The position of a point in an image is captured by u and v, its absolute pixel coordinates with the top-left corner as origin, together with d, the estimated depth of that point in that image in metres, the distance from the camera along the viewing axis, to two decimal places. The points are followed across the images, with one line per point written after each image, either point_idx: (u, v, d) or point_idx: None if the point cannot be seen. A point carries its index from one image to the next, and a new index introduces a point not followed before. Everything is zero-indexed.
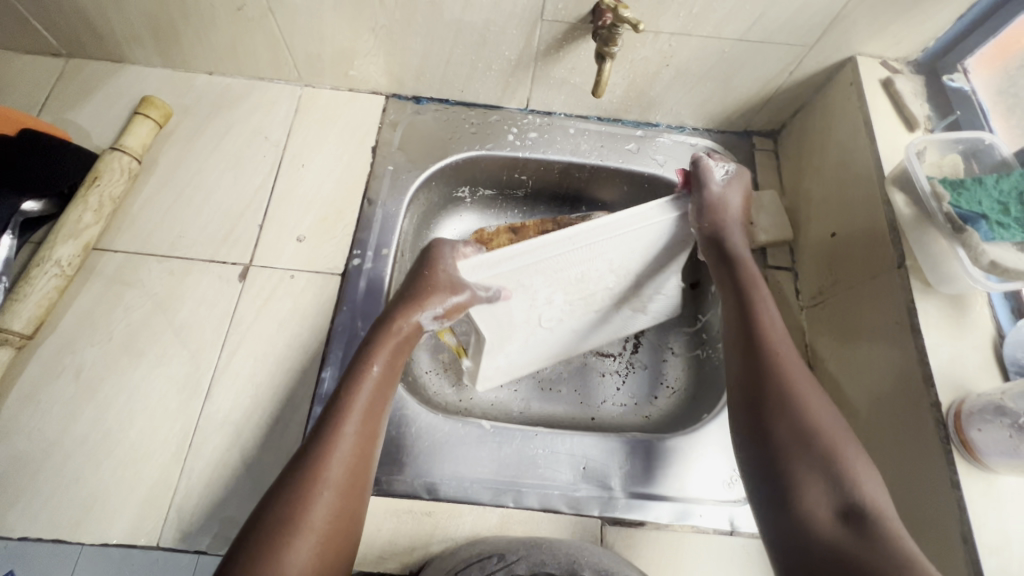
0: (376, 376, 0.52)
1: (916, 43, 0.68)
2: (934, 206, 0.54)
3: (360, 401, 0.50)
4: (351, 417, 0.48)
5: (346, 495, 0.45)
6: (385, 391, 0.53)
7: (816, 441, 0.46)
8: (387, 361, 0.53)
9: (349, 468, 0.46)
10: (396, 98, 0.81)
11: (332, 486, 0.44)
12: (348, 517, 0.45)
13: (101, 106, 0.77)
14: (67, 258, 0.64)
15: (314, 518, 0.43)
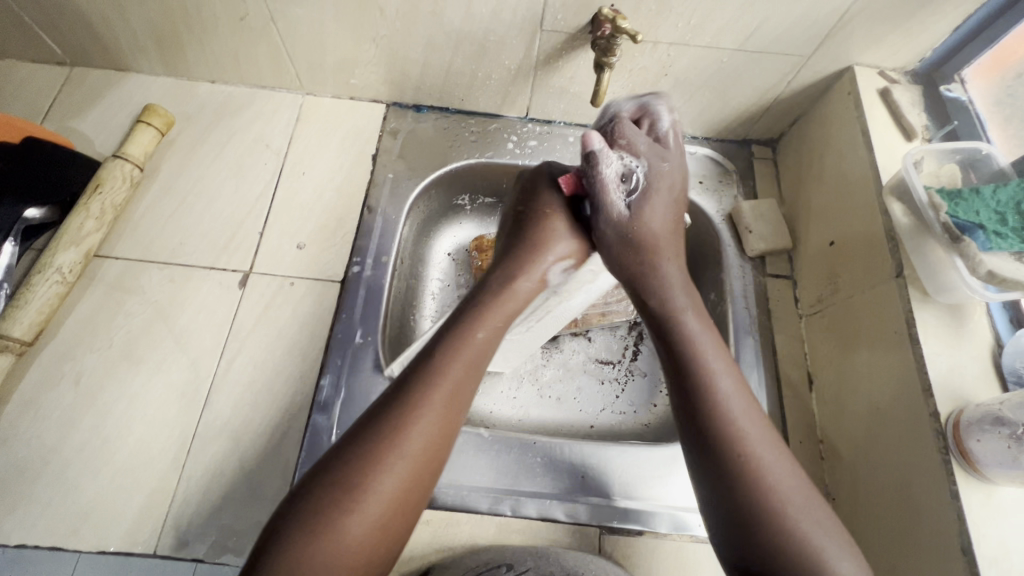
0: (477, 341, 0.47)
1: (913, 53, 0.68)
2: (932, 216, 0.54)
3: (455, 369, 0.44)
4: (442, 385, 0.43)
5: (418, 473, 0.40)
6: (480, 364, 0.47)
7: (755, 495, 0.41)
8: (492, 327, 0.48)
9: (427, 443, 0.41)
10: (397, 106, 0.81)
11: (406, 461, 0.40)
12: (413, 498, 0.40)
13: (104, 114, 0.77)
14: (68, 265, 0.65)
15: (380, 490, 0.39)
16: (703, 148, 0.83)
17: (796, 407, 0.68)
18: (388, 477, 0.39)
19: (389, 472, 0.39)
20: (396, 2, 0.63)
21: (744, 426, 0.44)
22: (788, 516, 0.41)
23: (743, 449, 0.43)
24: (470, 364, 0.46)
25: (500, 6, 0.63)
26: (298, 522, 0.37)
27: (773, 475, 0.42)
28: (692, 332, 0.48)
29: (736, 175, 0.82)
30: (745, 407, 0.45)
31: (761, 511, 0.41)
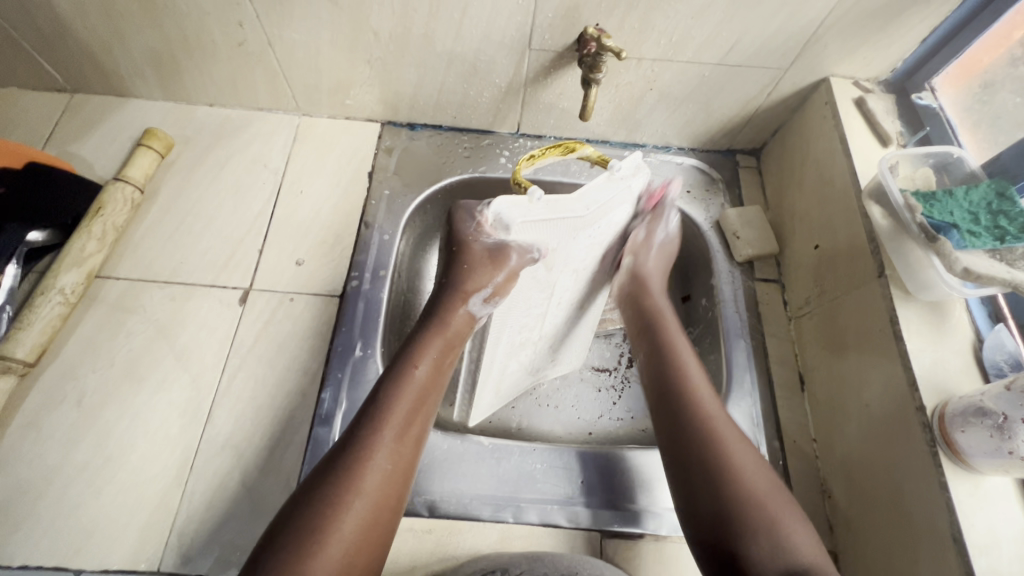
0: (420, 378, 0.52)
1: (885, 64, 0.72)
2: (908, 217, 0.56)
3: (403, 404, 0.50)
4: (391, 424, 0.49)
5: (380, 501, 0.46)
6: (427, 395, 0.52)
7: (697, 428, 0.53)
8: (433, 363, 0.53)
9: (386, 475, 0.47)
10: (391, 125, 0.83)
11: (368, 495, 0.45)
12: (381, 525, 0.45)
13: (104, 139, 0.79)
14: (71, 286, 0.65)
15: (349, 525, 0.43)
16: (689, 158, 0.86)
17: (789, 408, 0.69)
18: (356, 510, 0.44)
19: (357, 502, 0.44)
20: (389, 24, 0.66)
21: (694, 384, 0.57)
22: (744, 473, 0.49)
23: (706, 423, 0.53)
24: (417, 399, 0.51)
25: (489, 28, 0.66)
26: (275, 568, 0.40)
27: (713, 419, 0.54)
28: (672, 338, 0.62)
29: (722, 184, 0.85)
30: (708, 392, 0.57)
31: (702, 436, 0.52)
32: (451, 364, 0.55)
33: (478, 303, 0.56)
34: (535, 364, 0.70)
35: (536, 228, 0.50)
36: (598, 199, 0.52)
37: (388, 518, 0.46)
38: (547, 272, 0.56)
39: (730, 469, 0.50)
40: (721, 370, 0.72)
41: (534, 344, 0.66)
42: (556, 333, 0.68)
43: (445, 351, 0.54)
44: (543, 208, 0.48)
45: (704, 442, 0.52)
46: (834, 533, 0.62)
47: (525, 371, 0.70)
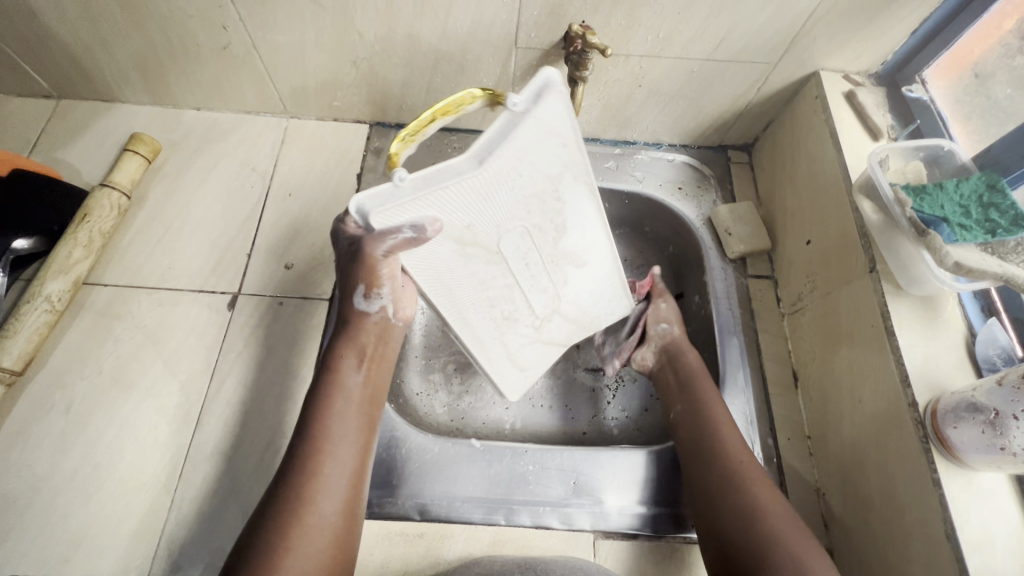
0: (351, 390, 0.56)
1: (876, 57, 0.71)
2: (898, 211, 0.56)
3: (337, 421, 0.53)
4: (328, 445, 0.52)
5: (335, 522, 0.49)
6: (363, 406, 0.56)
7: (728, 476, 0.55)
8: (359, 369, 0.57)
9: (335, 497, 0.50)
10: (380, 126, 0.83)
11: (319, 521, 0.48)
12: (341, 544, 0.49)
13: (91, 144, 0.78)
14: (57, 293, 0.65)
15: (311, 549, 0.47)
16: (681, 154, 0.85)
17: (783, 404, 0.69)
18: (314, 537, 0.47)
19: (312, 531, 0.47)
20: (374, 24, 0.65)
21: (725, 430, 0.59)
22: (787, 531, 0.50)
23: (744, 480, 0.54)
24: (358, 423, 0.55)
25: (475, 26, 0.65)
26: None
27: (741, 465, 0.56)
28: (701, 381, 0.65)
29: (714, 180, 0.84)
30: (742, 443, 0.58)
31: (733, 485, 0.54)
32: (383, 359, 0.59)
33: (370, 303, 0.56)
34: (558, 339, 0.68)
35: (417, 210, 0.46)
36: (490, 151, 0.46)
37: (347, 534, 0.50)
38: (477, 249, 0.54)
39: (765, 523, 0.50)
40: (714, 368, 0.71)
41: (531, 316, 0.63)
42: (555, 299, 0.64)
43: (364, 355, 0.58)
44: (400, 191, 0.44)
45: (741, 500, 0.53)
46: (829, 529, 0.61)
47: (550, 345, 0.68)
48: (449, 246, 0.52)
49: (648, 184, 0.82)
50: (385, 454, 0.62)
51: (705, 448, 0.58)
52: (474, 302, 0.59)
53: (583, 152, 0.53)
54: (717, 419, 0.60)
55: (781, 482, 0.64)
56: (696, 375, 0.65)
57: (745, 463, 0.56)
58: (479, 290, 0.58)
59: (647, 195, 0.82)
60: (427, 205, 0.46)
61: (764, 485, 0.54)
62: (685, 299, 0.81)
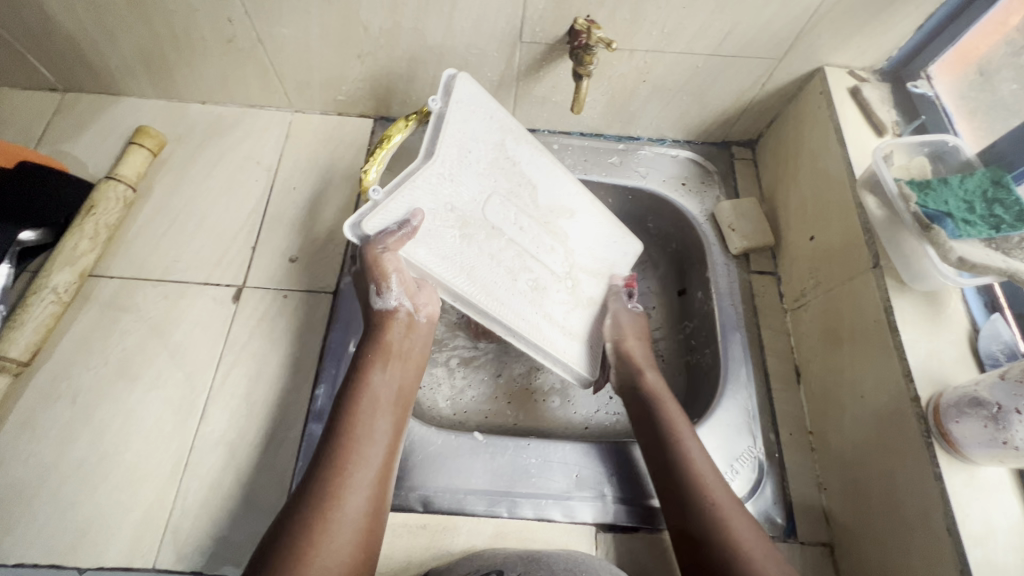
0: (378, 394, 0.56)
1: (881, 53, 0.71)
2: (901, 207, 0.56)
3: (363, 426, 0.53)
4: (354, 450, 0.51)
5: (361, 520, 0.49)
6: (390, 410, 0.56)
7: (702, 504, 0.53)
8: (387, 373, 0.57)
9: (363, 495, 0.50)
10: (384, 120, 0.83)
11: (349, 528, 0.48)
12: (367, 543, 0.49)
13: (97, 137, 0.79)
14: (63, 284, 0.65)
15: (338, 543, 0.46)
16: (684, 150, 0.85)
17: (785, 400, 0.69)
18: (342, 533, 0.47)
19: (339, 527, 0.47)
20: (379, 18, 0.65)
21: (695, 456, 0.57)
22: (765, 565, 0.48)
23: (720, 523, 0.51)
24: (388, 424, 0.55)
25: (479, 21, 0.65)
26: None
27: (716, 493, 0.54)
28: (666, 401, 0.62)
29: (718, 176, 0.84)
30: (714, 473, 0.56)
31: (710, 514, 0.52)
32: (410, 364, 0.59)
33: (388, 298, 0.58)
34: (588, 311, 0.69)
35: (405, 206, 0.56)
36: (446, 146, 0.59)
37: (371, 532, 0.49)
38: (473, 224, 0.61)
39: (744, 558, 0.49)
40: (716, 363, 0.72)
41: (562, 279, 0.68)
42: (567, 258, 0.69)
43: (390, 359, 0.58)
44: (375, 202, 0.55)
45: (716, 531, 0.51)
46: (831, 524, 0.62)
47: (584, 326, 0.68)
48: (448, 228, 0.59)
49: (652, 179, 0.83)
50: None
51: (676, 476, 0.56)
52: (501, 271, 0.62)
53: (513, 121, 0.65)
54: (689, 458, 0.56)
55: (782, 477, 0.64)
56: (663, 403, 0.62)
57: (719, 503, 0.53)
58: (498, 263, 0.62)
59: (650, 191, 0.82)
60: (410, 200, 0.56)
61: (740, 515, 0.52)
62: (688, 295, 0.81)
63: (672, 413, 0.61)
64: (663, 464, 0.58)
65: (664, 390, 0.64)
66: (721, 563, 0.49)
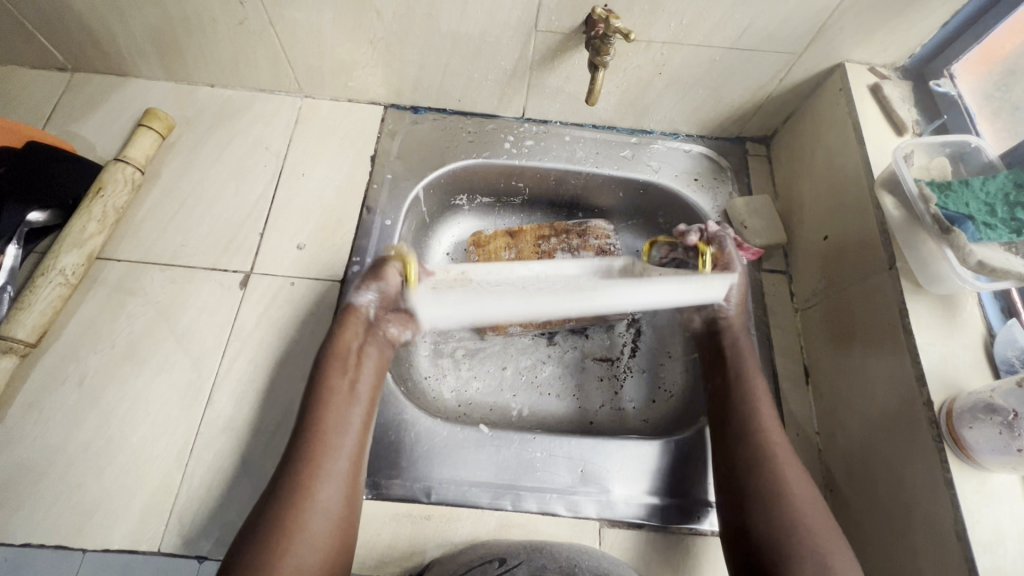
0: (341, 391, 0.57)
1: (904, 50, 0.69)
2: (921, 208, 0.55)
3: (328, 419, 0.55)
4: (322, 444, 0.53)
5: (334, 512, 0.50)
6: (357, 402, 0.57)
7: (756, 454, 0.56)
8: (351, 370, 0.59)
9: (334, 489, 0.51)
10: (394, 107, 0.82)
11: (320, 517, 0.49)
12: (342, 532, 0.51)
13: (105, 119, 0.78)
14: (71, 266, 0.65)
15: (314, 534, 0.49)
16: (698, 145, 0.84)
17: (793, 400, 0.68)
18: (315, 525, 0.49)
19: (313, 520, 0.49)
20: (392, 3, 0.64)
21: (762, 408, 0.59)
22: (812, 521, 0.51)
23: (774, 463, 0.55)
24: (358, 417, 0.56)
25: (494, 8, 0.64)
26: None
27: (777, 447, 0.56)
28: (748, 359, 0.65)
29: (731, 172, 0.83)
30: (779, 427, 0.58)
31: (768, 464, 0.55)
32: (372, 361, 0.61)
33: (364, 296, 0.64)
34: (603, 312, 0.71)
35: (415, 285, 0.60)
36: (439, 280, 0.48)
37: (347, 522, 0.51)
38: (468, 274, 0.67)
39: (793, 509, 0.52)
40: None
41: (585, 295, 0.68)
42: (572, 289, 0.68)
43: (354, 359, 0.60)
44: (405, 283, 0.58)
45: (771, 481, 0.54)
46: None
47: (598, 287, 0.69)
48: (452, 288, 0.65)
49: (664, 174, 0.82)
50: (393, 436, 0.63)
51: (742, 424, 0.59)
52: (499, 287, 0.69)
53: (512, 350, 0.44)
54: (758, 404, 0.60)
55: None
56: (743, 355, 0.65)
57: (779, 447, 0.56)
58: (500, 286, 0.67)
59: (662, 185, 0.81)
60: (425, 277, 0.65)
61: (796, 468, 0.55)
62: None
63: (746, 363, 0.64)
64: (729, 416, 0.60)
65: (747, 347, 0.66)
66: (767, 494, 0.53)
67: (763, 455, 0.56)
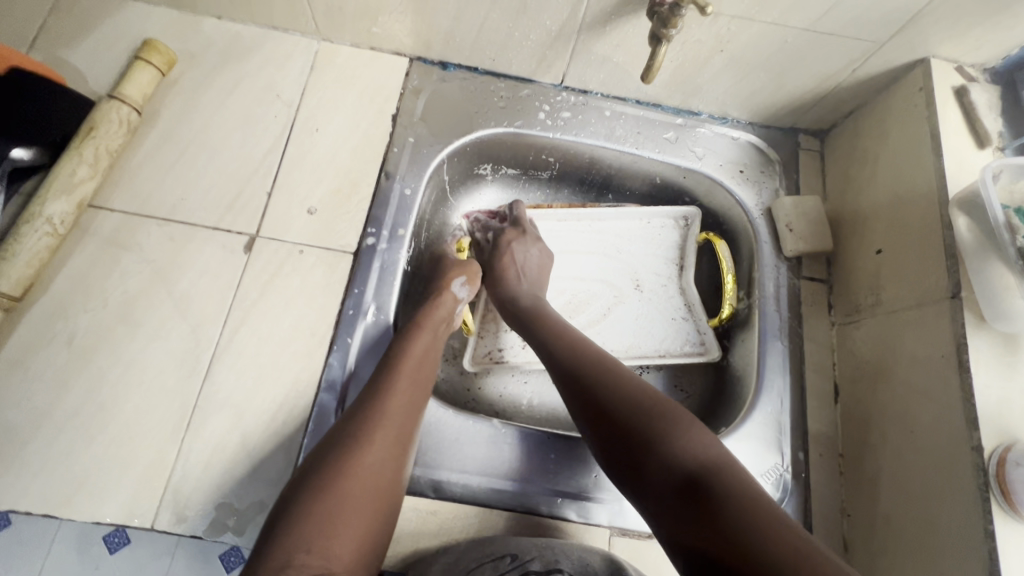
0: (414, 359, 0.56)
1: (998, 49, 0.62)
2: (1006, 237, 0.50)
3: (401, 383, 0.54)
4: (393, 402, 0.52)
5: (386, 473, 0.48)
6: (426, 372, 0.57)
7: (615, 392, 0.49)
8: (427, 344, 0.59)
9: (389, 450, 0.49)
10: (420, 61, 0.74)
11: (375, 475, 0.47)
12: (389, 493, 0.48)
13: (98, 46, 0.70)
14: (59, 215, 0.60)
15: (370, 490, 0.46)
16: (746, 133, 0.78)
17: (819, 418, 0.65)
18: (371, 483, 0.46)
19: (371, 473, 0.46)
20: None
21: (587, 348, 0.55)
22: (679, 428, 0.44)
23: (650, 402, 0.47)
24: (419, 384, 0.55)
25: None
26: (311, 538, 0.41)
27: (623, 381, 0.50)
28: (549, 321, 0.61)
29: (779, 167, 0.77)
30: (600, 350, 0.55)
31: (631, 400, 0.48)
32: (439, 345, 0.61)
33: (459, 287, 0.66)
34: (659, 307, 0.76)
35: None
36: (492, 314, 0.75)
37: (393, 484, 0.48)
38: None
39: (673, 435, 0.44)
40: (751, 371, 0.68)
41: (632, 291, 0.77)
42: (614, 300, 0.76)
43: (432, 342, 0.60)
44: (461, 292, 0.66)
45: (645, 418, 0.46)
46: (849, 551, 0.60)
47: (675, 247, 0.78)
48: None
49: (707, 163, 0.75)
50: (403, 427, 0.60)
51: (579, 373, 0.52)
52: None
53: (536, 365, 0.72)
54: (584, 348, 0.55)
55: (806, 498, 0.62)
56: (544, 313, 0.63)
57: (623, 380, 0.50)
58: None
59: (703, 174, 0.75)
60: None
61: (634, 388, 0.49)
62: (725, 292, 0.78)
63: (592, 351, 0.55)
64: (564, 377, 0.53)
65: (554, 326, 0.60)
66: (718, 492, 0.39)
67: (613, 390, 0.49)
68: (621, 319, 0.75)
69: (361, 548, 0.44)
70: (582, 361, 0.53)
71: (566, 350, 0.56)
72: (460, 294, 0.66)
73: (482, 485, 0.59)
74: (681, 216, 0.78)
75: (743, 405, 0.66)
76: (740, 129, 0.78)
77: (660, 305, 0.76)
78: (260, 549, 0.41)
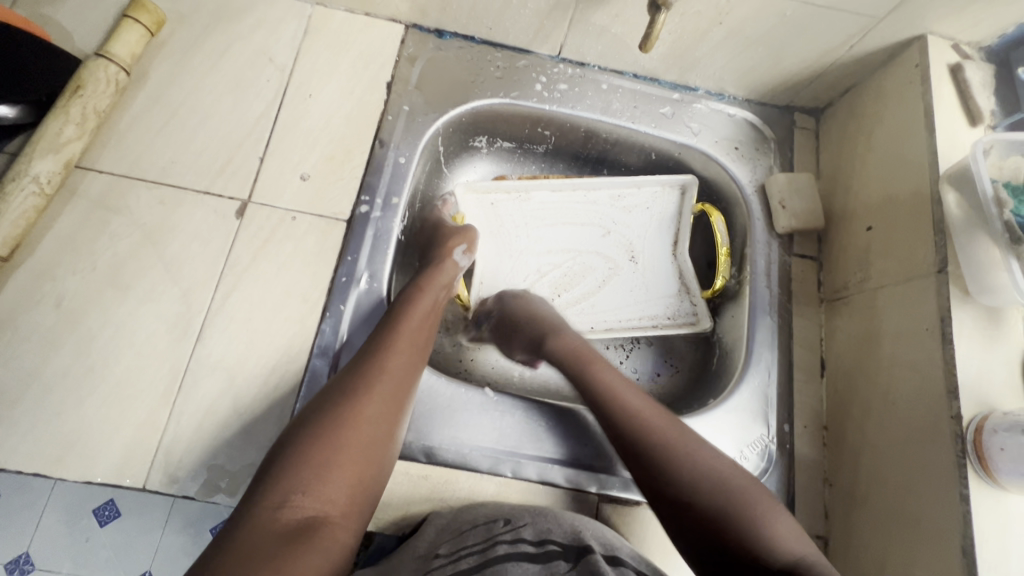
0: (414, 318, 0.57)
1: (994, 27, 0.62)
2: (994, 212, 0.51)
3: (401, 341, 0.54)
4: (393, 359, 0.52)
5: (382, 425, 0.48)
6: (427, 334, 0.57)
7: (683, 473, 0.48)
8: (428, 305, 0.59)
9: (386, 405, 0.49)
10: (416, 29, 0.73)
11: (372, 425, 0.47)
12: (386, 445, 0.48)
13: (84, 3, 0.68)
14: (46, 174, 0.59)
15: (367, 440, 0.47)
16: (742, 110, 0.78)
17: (805, 392, 0.67)
18: (367, 432, 0.47)
19: (368, 425, 0.47)
20: None
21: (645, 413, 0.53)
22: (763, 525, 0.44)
23: (726, 492, 0.46)
24: (420, 340, 0.56)
25: None
26: (303, 480, 0.42)
27: (698, 460, 0.49)
28: (591, 363, 0.60)
29: (774, 144, 0.77)
30: (670, 421, 0.53)
31: (706, 487, 0.47)
32: (441, 309, 0.62)
33: (461, 256, 0.66)
34: (655, 281, 0.77)
35: (491, 247, 0.76)
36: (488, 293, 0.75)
37: (388, 442, 0.49)
38: (518, 239, 0.77)
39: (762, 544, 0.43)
40: (740, 344, 0.69)
41: (627, 263, 0.77)
42: (610, 274, 0.77)
43: (434, 303, 0.60)
44: (459, 258, 0.66)
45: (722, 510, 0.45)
46: (829, 519, 0.62)
47: (671, 217, 0.78)
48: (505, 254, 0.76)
49: (702, 138, 0.75)
50: None
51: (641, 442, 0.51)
52: (536, 226, 0.77)
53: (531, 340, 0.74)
54: (649, 417, 0.53)
55: (790, 467, 0.64)
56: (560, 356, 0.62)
57: (703, 465, 0.48)
58: (539, 231, 0.77)
59: (698, 151, 0.75)
60: (494, 245, 0.76)
61: (732, 485, 0.47)
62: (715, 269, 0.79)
63: (655, 416, 0.53)
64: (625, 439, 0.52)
65: (616, 378, 0.57)
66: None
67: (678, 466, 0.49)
68: (615, 293, 0.76)
69: (354, 495, 0.45)
70: (647, 432, 0.51)
71: (625, 420, 0.53)
72: (459, 260, 0.66)
73: (474, 451, 0.59)
74: (677, 184, 0.77)
75: (731, 379, 0.67)
76: (737, 107, 0.78)
77: (655, 280, 0.77)
78: (255, 487, 0.42)
